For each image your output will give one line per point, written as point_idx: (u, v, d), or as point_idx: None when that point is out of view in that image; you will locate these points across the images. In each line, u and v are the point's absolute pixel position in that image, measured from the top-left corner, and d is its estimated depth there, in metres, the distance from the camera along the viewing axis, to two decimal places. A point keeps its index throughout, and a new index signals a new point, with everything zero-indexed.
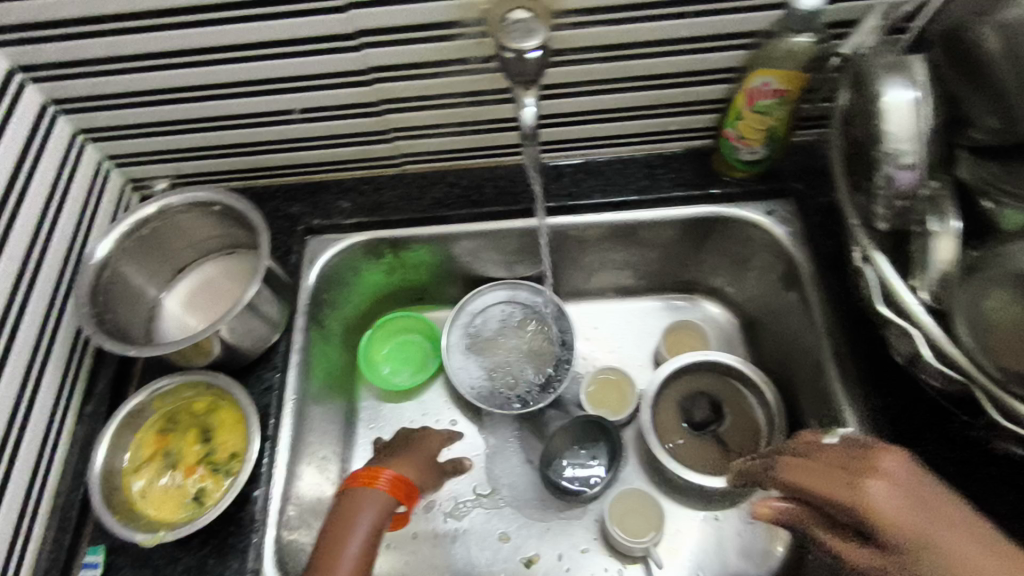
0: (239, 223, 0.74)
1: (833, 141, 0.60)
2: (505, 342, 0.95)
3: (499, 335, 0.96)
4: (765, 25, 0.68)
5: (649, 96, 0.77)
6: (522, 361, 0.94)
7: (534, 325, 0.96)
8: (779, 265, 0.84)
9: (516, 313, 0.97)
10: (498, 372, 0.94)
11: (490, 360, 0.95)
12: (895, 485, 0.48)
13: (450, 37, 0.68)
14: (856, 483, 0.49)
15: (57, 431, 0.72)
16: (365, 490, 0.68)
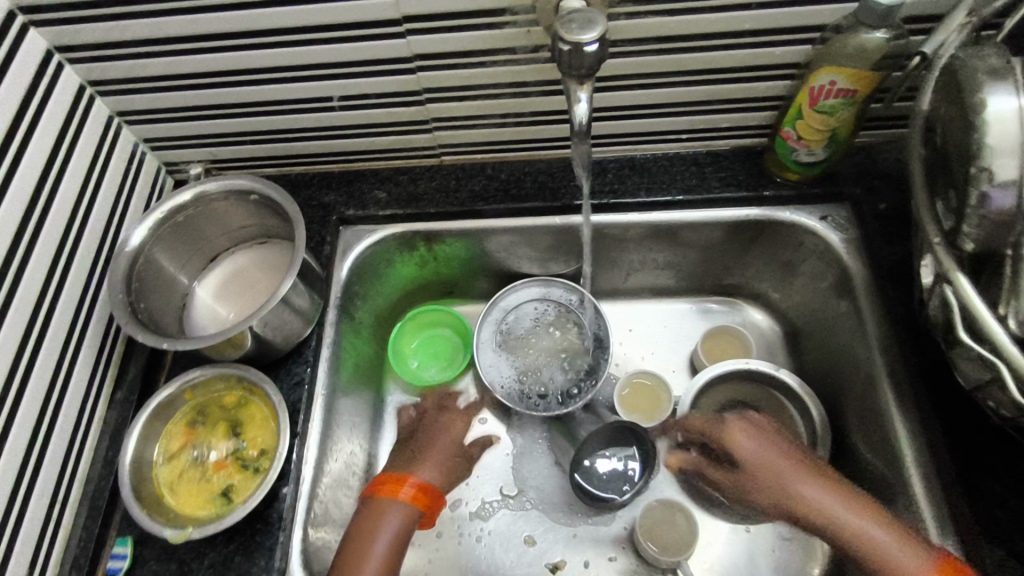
0: (275, 213, 0.72)
1: (914, 149, 0.55)
2: (537, 341, 0.92)
3: (531, 334, 0.93)
4: (835, 19, 0.64)
5: (702, 91, 0.73)
6: (554, 362, 0.91)
7: (568, 326, 0.93)
8: (832, 274, 0.79)
9: (550, 313, 0.94)
10: (528, 371, 0.91)
11: (521, 359, 0.92)
12: (754, 435, 0.72)
13: (499, 25, 0.65)
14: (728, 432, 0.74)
15: (88, 417, 0.71)
16: (391, 497, 0.68)
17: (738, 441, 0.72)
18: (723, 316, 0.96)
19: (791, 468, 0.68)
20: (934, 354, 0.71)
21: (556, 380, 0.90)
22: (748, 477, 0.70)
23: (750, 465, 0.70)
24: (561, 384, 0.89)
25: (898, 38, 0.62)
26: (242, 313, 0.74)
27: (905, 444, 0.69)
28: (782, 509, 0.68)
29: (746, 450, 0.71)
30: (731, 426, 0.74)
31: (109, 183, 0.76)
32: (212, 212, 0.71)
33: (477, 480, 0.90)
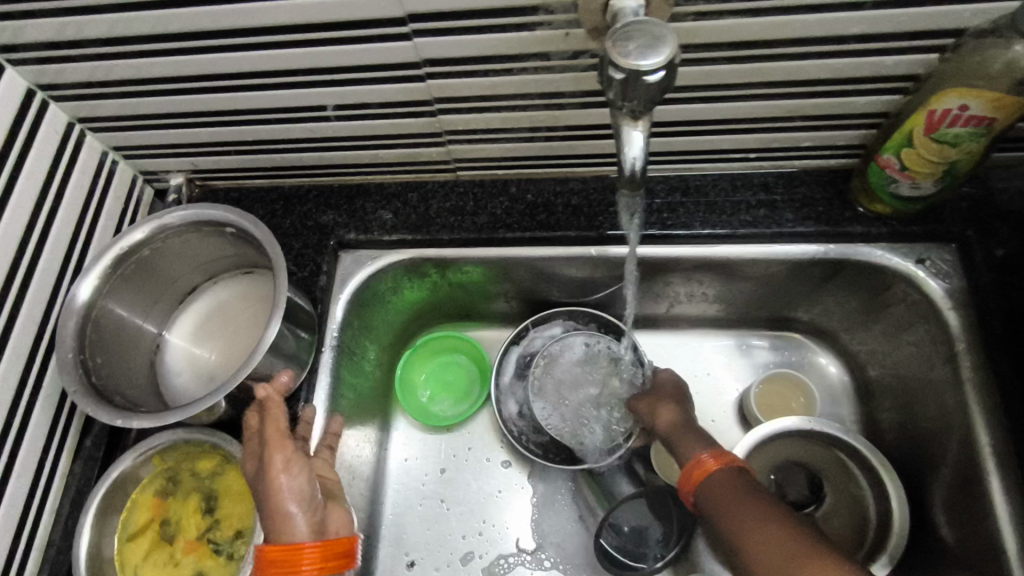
0: (253, 247, 0.63)
1: None
2: (567, 381, 0.80)
3: (562, 371, 0.81)
4: (978, 22, 0.48)
5: (781, 106, 0.59)
6: (579, 410, 0.79)
7: (606, 371, 0.80)
8: (924, 330, 0.65)
9: (591, 349, 0.80)
10: (547, 414, 0.79)
11: (544, 399, 0.80)
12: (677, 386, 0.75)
13: (530, 26, 0.51)
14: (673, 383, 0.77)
15: (48, 476, 0.62)
16: None
17: (659, 377, 0.77)
18: (781, 356, 0.82)
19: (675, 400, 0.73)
20: None
21: (575, 431, 0.78)
22: (645, 396, 0.75)
23: (656, 393, 0.74)
24: (580, 437, 0.78)
25: None
26: (219, 356, 0.65)
27: (1009, 558, 0.54)
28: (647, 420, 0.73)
29: (657, 380, 0.77)
30: (657, 372, 0.78)
31: (72, 201, 0.65)
32: (181, 247, 0.62)
33: (492, 531, 0.80)
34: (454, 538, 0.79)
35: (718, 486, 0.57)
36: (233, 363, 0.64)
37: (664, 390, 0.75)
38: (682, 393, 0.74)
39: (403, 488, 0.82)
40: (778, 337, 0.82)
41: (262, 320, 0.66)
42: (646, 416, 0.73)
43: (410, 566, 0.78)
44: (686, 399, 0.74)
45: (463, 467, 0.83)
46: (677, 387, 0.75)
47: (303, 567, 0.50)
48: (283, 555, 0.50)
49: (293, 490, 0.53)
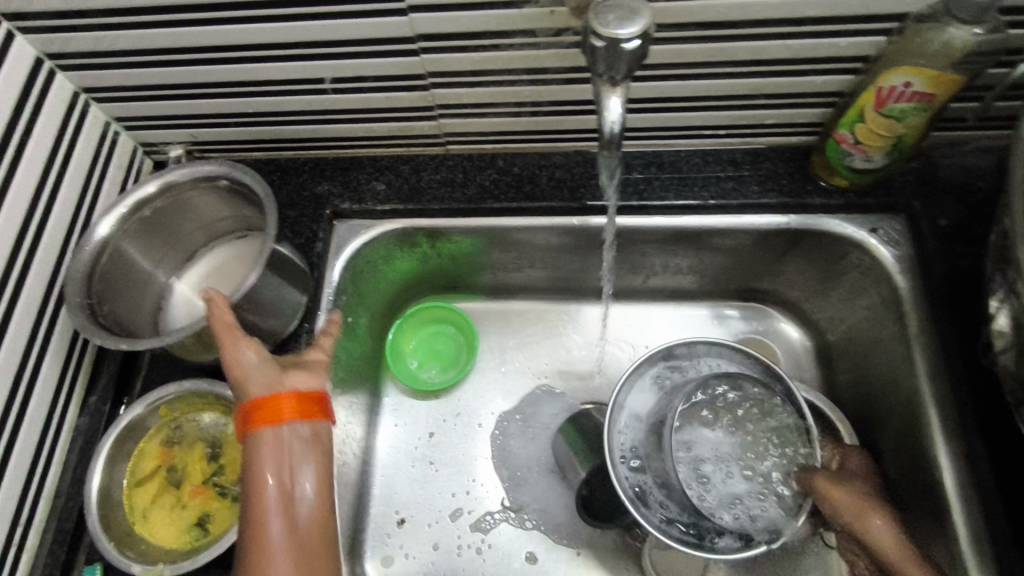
0: (248, 203, 0.68)
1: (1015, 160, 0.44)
2: (711, 440, 0.66)
3: (705, 430, 0.66)
4: (918, 8, 0.54)
5: (747, 84, 0.64)
6: (724, 477, 0.65)
7: (759, 439, 0.67)
8: (877, 296, 0.70)
9: (744, 407, 0.67)
10: (687, 479, 0.63)
11: (684, 460, 0.64)
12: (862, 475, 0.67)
13: (517, 4, 0.56)
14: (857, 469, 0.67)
15: (56, 428, 0.65)
16: (271, 429, 0.53)
17: (851, 458, 0.68)
18: (750, 324, 0.87)
19: (873, 497, 0.63)
20: (995, 396, 0.62)
21: (719, 505, 0.63)
22: (841, 485, 0.63)
23: (852, 481, 0.64)
24: (724, 512, 0.63)
25: (993, 33, 0.52)
26: None
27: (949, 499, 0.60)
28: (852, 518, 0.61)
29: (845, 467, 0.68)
30: (835, 450, 0.70)
31: (78, 167, 0.68)
32: (183, 205, 0.67)
33: (479, 490, 0.84)
34: (442, 497, 0.84)
35: None
36: None
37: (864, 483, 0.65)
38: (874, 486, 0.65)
39: (394, 451, 0.86)
40: (747, 307, 0.87)
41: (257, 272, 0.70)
42: (843, 515, 0.62)
43: (400, 523, 0.82)
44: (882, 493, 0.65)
45: (451, 431, 0.87)
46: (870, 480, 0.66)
47: (282, 415, 0.53)
48: (259, 407, 0.53)
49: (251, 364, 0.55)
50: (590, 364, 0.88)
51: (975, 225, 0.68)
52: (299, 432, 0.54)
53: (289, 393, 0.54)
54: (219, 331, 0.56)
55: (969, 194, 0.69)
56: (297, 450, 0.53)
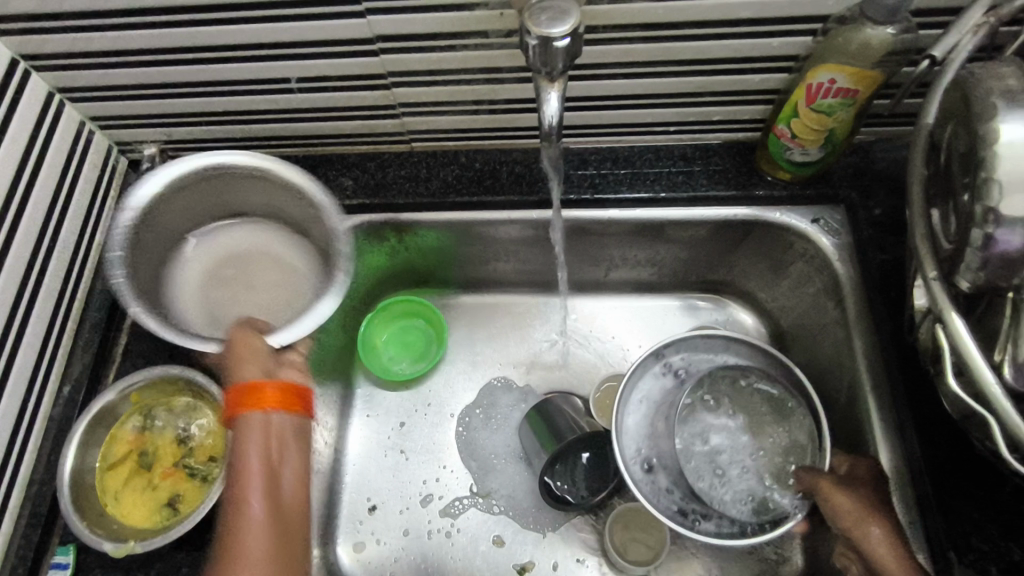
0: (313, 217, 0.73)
1: (917, 147, 0.48)
2: (725, 433, 0.72)
3: (719, 422, 0.72)
4: (839, 10, 0.58)
5: (690, 82, 0.68)
6: (735, 467, 0.70)
7: (775, 435, 0.71)
8: (820, 282, 0.74)
9: (761, 404, 0.72)
10: (695, 465, 0.70)
11: (691, 447, 0.71)
12: (875, 476, 0.62)
13: (469, 6, 0.59)
14: (873, 468, 0.62)
15: (31, 416, 0.67)
16: (256, 416, 0.54)
17: (862, 462, 0.63)
18: (708, 313, 0.91)
19: (880, 506, 0.59)
20: (925, 377, 0.65)
21: (726, 490, 0.69)
22: (843, 494, 0.61)
23: (857, 487, 0.61)
24: (731, 498, 0.68)
25: (905, 32, 0.56)
26: (239, 289, 0.75)
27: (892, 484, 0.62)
28: (852, 531, 0.59)
29: (853, 471, 0.63)
30: (844, 457, 0.65)
31: (53, 163, 0.70)
32: (239, 185, 0.73)
33: (448, 476, 0.87)
34: (412, 484, 0.86)
35: None
36: (247, 306, 0.74)
37: (873, 492, 0.60)
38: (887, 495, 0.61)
39: (365, 440, 0.88)
40: (705, 297, 0.91)
41: (284, 295, 0.75)
42: (846, 528, 0.59)
43: (372, 509, 0.85)
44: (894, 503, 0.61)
45: (421, 420, 0.90)
46: (882, 482, 0.61)
47: (267, 405, 0.54)
48: (246, 397, 0.54)
49: (247, 359, 0.58)
50: (555, 354, 0.91)
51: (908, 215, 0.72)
52: (285, 423, 0.55)
53: (275, 384, 0.55)
54: (236, 353, 0.59)
55: (904, 185, 0.73)
56: (280, 437, 0.54)
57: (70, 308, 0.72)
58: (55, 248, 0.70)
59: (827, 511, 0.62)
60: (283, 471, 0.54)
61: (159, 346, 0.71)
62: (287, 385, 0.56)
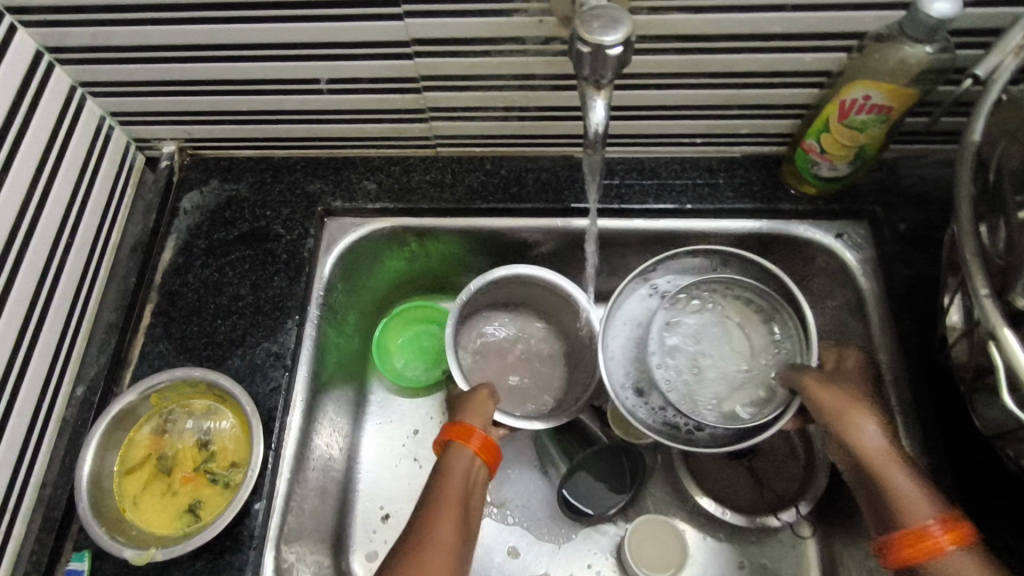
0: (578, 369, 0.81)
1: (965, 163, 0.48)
2: (705, 339, 0.72)
3: (701, 329, 0.72)
4: (877, 27, 0.59)
5: (721, 95, 0.68)
6: (712, 371, 0.71)
7: (756, 342, 0.71)
8: (842, 296, 0.75)
9: (749, 312, 0.72)
10: (679, 372, 0.70)
11: (670, 354, 0.71)
12: (855, 376, 0.65)
13: (509, 12, 0.59)
14: (850, 372, 0.65)
15: (45, 417, 0.65)
16: (459, 449, 0.64)
17: (847, 362, 0.67)
18: None
19: (865, 401, 0.61)
20: (950, 391, 0.66)
21: (702, 393, 0.69)
22: (827, 383, 0.62)
23: (841, 383, 0.62)
24: (704, 401, 0.69)
25: (943, 52, 0.56)
26: (488, 360, 0.83)
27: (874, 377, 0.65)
28: (841, 425, 0.59)
29: (840, 366, 0.67)
30: (833, 355, 0.68)
31: (74, 158, 0.68)
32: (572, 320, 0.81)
33: None
34: None
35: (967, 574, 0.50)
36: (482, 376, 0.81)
37: (857, 386, 0.63)
38: (867, 389, 0.64)
39: (378, 447, 0.86)
40: None
41: (515, 393, 0.81)
42: (827, 414, 0.60)
43: (386, 518, 0.82)
44: (873, 396, 0.64)
45: (433, 428, 0.87)
46: (864, 381, 0.65)
47: (472, 442, 0.65)
48: (459, 431, 0.66)
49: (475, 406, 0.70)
50: None
51: (931, 231, 0.73)
52: (480, 472, 0.65)
53: (482, 433, 0.66)
54: (468, 405, 0.69)
55: (927, 202, 0.74)
56: (475, 481, 0.64)
57: (85, 307, 0.71)
58: (73, 245, 0.69)
59: (812, 405, 0.62)
60: (470, 509, 0.62)
61: (178, 347, 0.70)
62: (488, 439, 0.66)
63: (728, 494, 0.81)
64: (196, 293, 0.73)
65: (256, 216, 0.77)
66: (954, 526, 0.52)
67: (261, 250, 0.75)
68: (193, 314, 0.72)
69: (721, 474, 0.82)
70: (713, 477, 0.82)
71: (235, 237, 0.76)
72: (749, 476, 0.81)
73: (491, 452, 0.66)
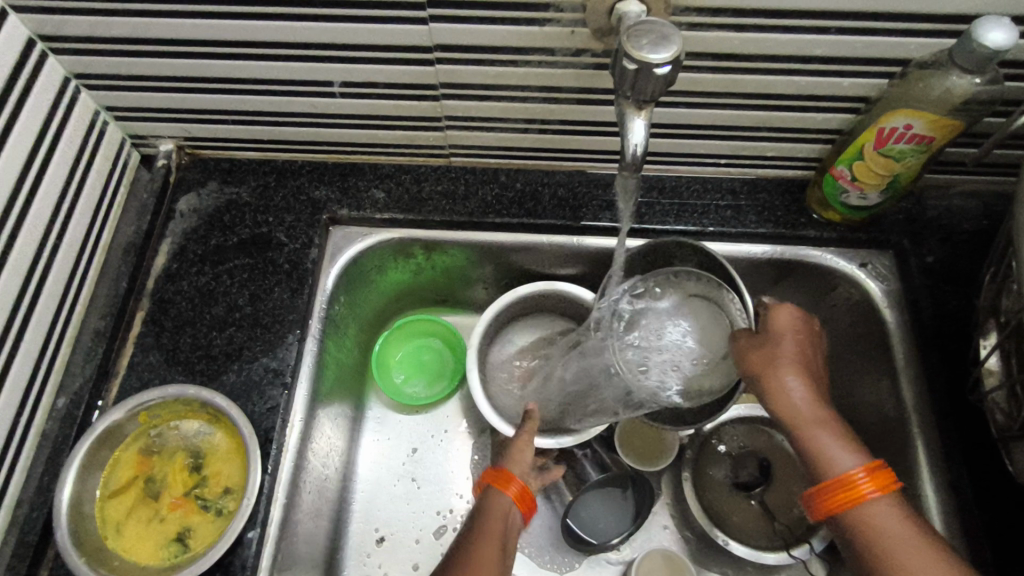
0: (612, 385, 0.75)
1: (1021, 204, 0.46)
2: (674, 327, 0.66)
3: (670, 316, 0.66)
4: (921, 55, 0.57)
5: (752, 116, 0.65)
6: (684, 360, 0.65)
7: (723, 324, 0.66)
8: (864, 328, 0.72)
9: (712, 292, 0.67)
10: (651, 365, 0.65)
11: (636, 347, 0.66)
12: (793, 331, 0.60)
13: (540, 21, 0.56)
14: (790, 323, 0.60)
15: (22, 432, 0.61)
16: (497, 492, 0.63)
17: (778, 311, 0.61)
18: None
19: (794, 363, 0.58)
20: (978, 432, 0.64)
21: (665, 380, 0.65)
22: (752, 352, 0.59)
23: (767, 348, 0.59)
24: (668, 387, 0.65)
25: (990, 84, 0.54)
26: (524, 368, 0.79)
27: (815, 334, 0.61)
28: (762, 392, 0.59)
29: (772, 317, 0.61)
30: (770, 306, 0.61)
31: (65, 154, 0.64)
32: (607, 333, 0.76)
33: (464, 506, 0.80)
34: (426, 515, 0.80)
35: (888, 522, 0.52)
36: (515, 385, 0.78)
37: (783, 343, 0.59)
38: (800, 343, 0.59)
39: (374, 467, 0.82)
40: None
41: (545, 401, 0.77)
42: (751, 382, 0.60)
43: (380, 542, 0.78)
44: (805, 351, 0.59)
45: (435, 447, 0.83)
46: (801, 338, 0.59)
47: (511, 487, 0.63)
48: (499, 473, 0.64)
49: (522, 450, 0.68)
50: None
51: (959, 265, 0.70)
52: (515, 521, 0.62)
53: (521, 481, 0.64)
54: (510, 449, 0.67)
55: (955, 234, 0.72)
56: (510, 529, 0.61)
57: (71, 314, 0.66)
58: (60, 247, 0.64)
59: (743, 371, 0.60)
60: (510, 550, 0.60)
61: (170, 359, 0.66)
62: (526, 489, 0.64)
63: (743, 529, 0.75)
64: (191, 301, 0.69)
65: (257, 222, 0.73)
66: (879, 474, 0.54)
67: (261, 259, 0.71)
68: (187, 325, 0.67)
69: (732, 506, 0.77)
70: (725, 509, 0.77)
71: (234, 243, 0.72)
72: (762, 511, 0.76)
73: (528, 498, 0.64)
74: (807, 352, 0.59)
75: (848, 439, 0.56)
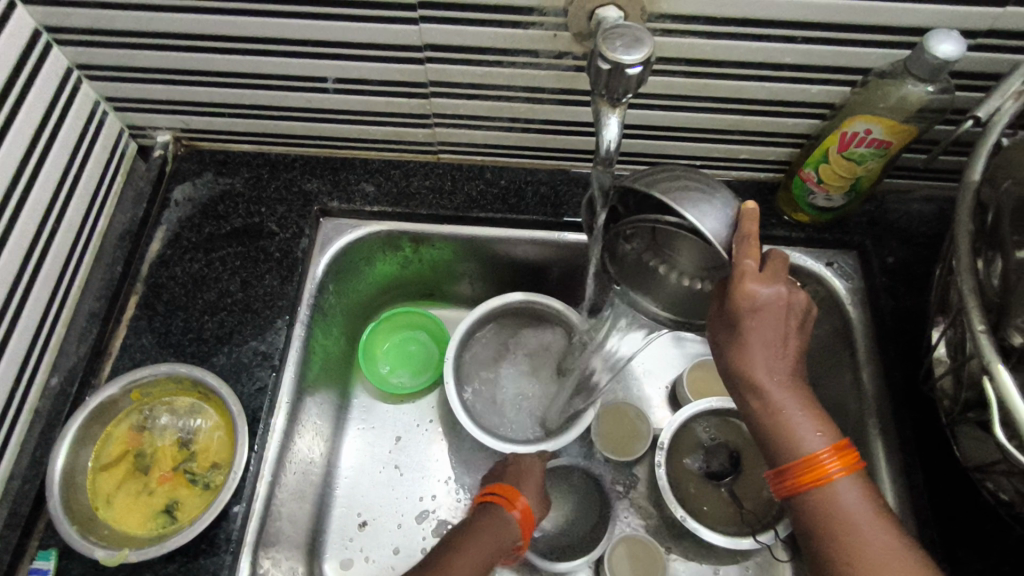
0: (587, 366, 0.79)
1: (963, 203, 0.50)
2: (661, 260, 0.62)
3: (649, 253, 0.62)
4: (881, 64, 0.60)
5: (724, 120, 0.69)
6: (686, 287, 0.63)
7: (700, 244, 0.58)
8: (829, 324, 0.76)
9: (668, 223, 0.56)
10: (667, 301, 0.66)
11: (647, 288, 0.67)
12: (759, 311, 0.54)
13: (524, 24, 0.59)
14: (754, 304, 0.53)
15: (16, 408, 0.62)
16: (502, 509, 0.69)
17: (740, 293, 0.53)
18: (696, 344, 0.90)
19: (755, 346, 0.56)
20: (931, 422, 0.67)
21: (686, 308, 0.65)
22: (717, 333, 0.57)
23: (729, 330, 0.56)
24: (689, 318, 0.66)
25: (942, 92, 0.58)
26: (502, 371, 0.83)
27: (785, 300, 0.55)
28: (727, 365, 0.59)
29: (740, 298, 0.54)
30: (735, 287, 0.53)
31: (65, 141, 0.66)
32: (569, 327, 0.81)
33: (444, 492, 0.83)
34: (407, 501, 0.82)
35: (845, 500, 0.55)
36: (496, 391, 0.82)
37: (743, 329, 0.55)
38: (767, 320, 0.55)
39: (357, 453, 0.84)
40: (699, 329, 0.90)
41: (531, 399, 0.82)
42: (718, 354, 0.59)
43: (362, 526, 0.80)
44: (772, 327, 0.56)
45: (419, 435, 0.86)
46: (768, 314, 0.55)
47: (516, 504, 0.69)
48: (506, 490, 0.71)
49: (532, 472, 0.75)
50: None
51: (918, 265, 0.74)
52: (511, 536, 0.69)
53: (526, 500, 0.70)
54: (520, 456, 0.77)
55: (914, 238, 0.76)
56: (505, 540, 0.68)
57: (67, 296, 0.68)
58: (58, 230, 0.66)
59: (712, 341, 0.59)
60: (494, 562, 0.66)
61: (162, 342, 0.68)
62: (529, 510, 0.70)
63: (712, 516, 0.78)
64: (184, 287, 0.71)
65: (249, 212, 0.76)
66: (846, 453, 0.56)
67: (253, 247, 0.73)
68: (179, 309, 0.70)
69: (702, 494, 0.80)
70: (696, 497, 0.79)
71: (227, 232, 0.74)
72: (730, 497, 0.79)
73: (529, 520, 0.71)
74: (774, 326, 0.56)
75: (808, 413, 0.57)
